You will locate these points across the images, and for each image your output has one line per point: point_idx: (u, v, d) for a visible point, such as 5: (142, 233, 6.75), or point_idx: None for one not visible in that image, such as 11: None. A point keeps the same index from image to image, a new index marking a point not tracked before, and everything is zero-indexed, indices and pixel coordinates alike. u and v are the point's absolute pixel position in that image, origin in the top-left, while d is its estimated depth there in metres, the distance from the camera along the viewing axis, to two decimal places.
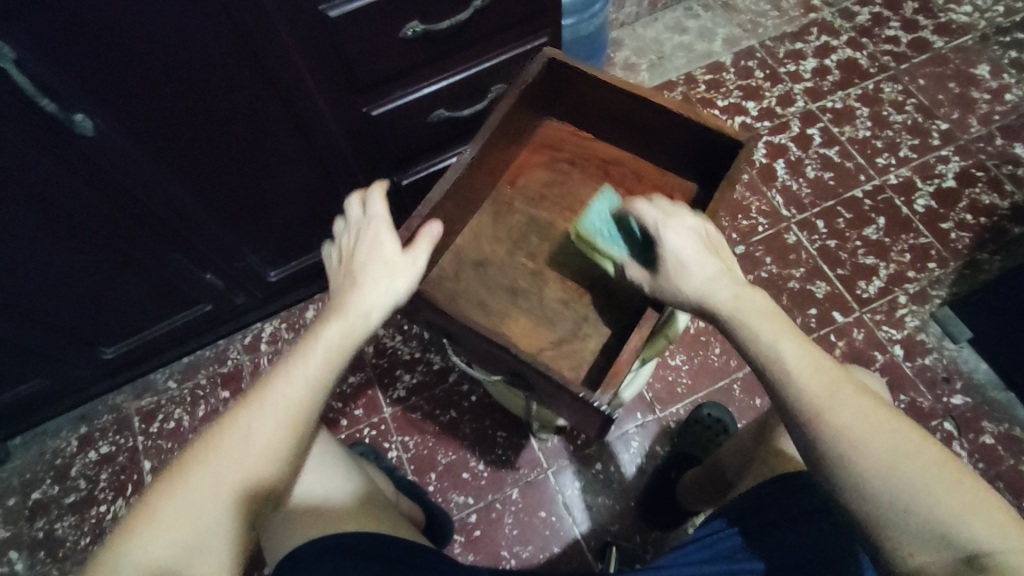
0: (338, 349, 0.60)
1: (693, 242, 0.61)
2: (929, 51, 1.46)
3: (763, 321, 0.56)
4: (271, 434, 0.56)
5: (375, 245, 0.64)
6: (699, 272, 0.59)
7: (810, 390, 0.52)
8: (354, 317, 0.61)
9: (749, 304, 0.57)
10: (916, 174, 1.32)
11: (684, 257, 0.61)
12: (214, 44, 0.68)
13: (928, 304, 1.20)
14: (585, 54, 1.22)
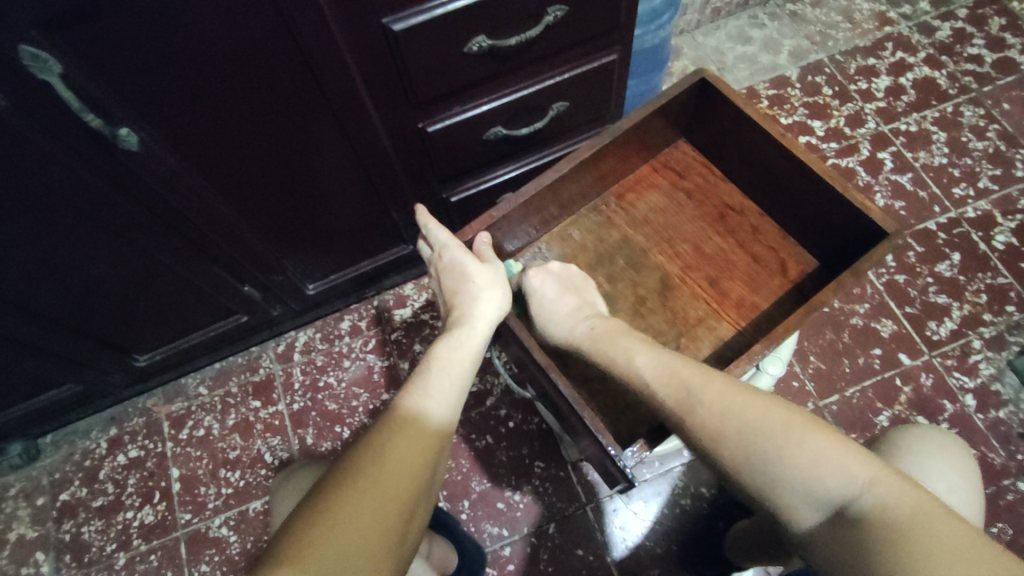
0: (461, 351, 0.65)
1: (555, 290, 0.76)
2: (1015, 73, 1.35)
3: (689, 390, 0.57)
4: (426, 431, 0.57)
5: (456, 268, 0.71)
6: (563, 311, 0.74)
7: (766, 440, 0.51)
8: (468, 328, 0.67)
9: (666, 377, 0.60)
10: (997, 208, 1.22)
11: (543, 298, 0.76)
12: (269, 58, 0.63)
13: (1005, 351, 1.11)
14: (647, 66, 1.15)
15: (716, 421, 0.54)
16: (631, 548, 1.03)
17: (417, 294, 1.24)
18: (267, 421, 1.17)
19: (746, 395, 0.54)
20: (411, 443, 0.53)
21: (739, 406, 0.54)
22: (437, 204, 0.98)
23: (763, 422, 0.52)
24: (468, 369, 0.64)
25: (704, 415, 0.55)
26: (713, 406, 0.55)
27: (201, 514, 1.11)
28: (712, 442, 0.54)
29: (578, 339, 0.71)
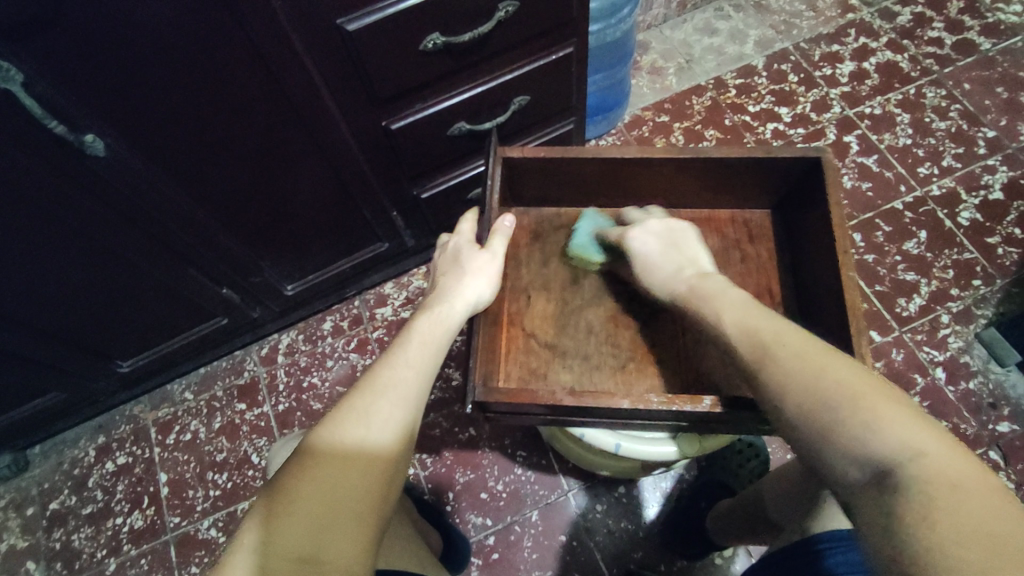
0: (441, 322, 0.62)
1: (656, 244, 0.69)
2: (975, 54, 1.38)
3: (779, 352, 0.49)
4: (386, 409, 0.53)
5: (455, 253, 0.71)
6: (662, 270, 0.66)
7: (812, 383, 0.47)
8: (450, 303, 0.65)
9: (768, 327, 0.52)
10: (961, 185, 1.25)
11: (646, 258, 0.69)
12: (228, 58, 0.65)
13: (973, 324, 1.13)
14: (612, 60, 1.18)
15: (794, 374, 0.47)
16: (612, 532, 1.05)
17: (397, 292, 1.25)
18: (253, 423, 1.18)
19: (827, 367, 0.46)
20: (372, 452, 0.51)
21: (831, 369, 0.46)
22: (409, 201, 1.00)
23: (843, 383, 0.44)
24: (446, 342, 0.61)
25: (800, 373, 0.47)
26: (808, 374, 0.46)
27: (190, 517, 1.12)
28: (782, 394, 0.47)
29: (677, 298, 0.63)
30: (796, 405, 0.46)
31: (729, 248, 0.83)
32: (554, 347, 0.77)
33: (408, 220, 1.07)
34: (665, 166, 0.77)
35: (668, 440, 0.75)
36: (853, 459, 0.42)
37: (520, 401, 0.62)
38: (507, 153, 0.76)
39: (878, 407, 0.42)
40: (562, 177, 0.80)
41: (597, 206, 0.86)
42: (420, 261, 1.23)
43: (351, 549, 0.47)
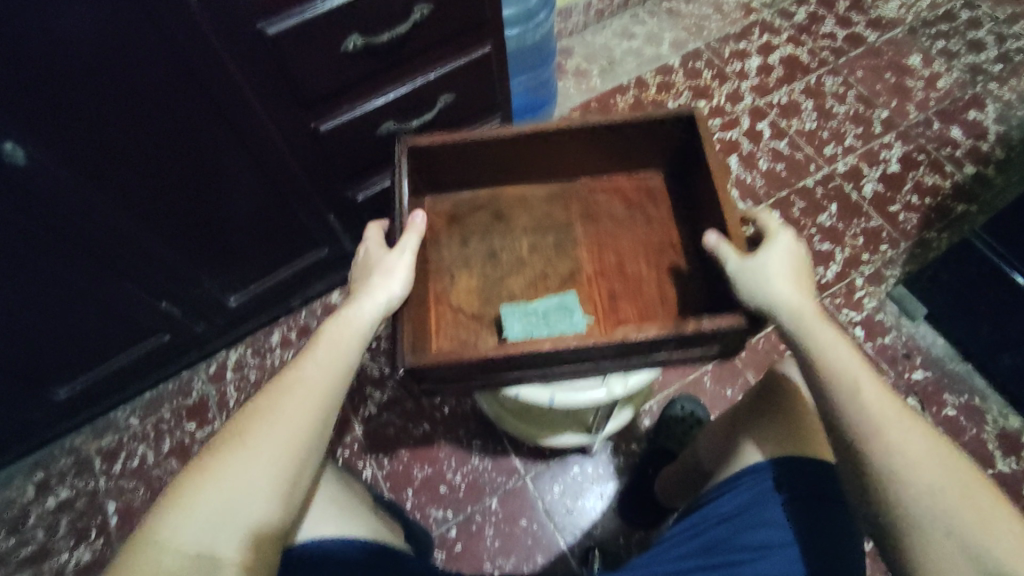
0: (349, 332, 0.62)
1: (792, 266, 0.63)
2: (864, 44, 1.52)
3: (884, 427, 0.53)
4: (286, 423, 0.56)
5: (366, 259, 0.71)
6: (786, 285, 0.62)
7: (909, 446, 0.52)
8: (359, 309, 0.64)
9: (859, 375, 0.56)
10: (862, 161, 1.36)
11: (781, 268, 0.63)
12: (150, 63, 0.67)
13: (883, 285, 1.23)
14: (535, 63, 1.24)
15: (889, 430, 0.52)
16: (572, 510, 1.08)
17: (343, 299, 1.27)
18: (204, 442, 1.16)
19: (940, 463, 0.51)
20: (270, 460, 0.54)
21: (920, 434, 0.52)
22: (346, 203, 1.03)
23: (938, 449, 0.52)
24: (355, 352, 0.62)
25: (904, 434, 0.52)
26: (910, 435, 0.52)
27: None
28: (888, 443, 0.52)
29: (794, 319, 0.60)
30: (901, 465, 0.51)
31: (630, 208, 0.89)
32: (480, 318, 0.82)
33: (347, 224, 1.09)
34: (564, 137, 0.82)
35: (598, 385, 0.76)
36: (928, 519, 0.49)
37: (450, 362, 0.65)
38: (414, 141, 0.79)
39: (955, 472, 0.51)
40: (479, 161, 0.84)
41: (525, 192, 0.90)
42: None
43: (245, 547, 0.52)
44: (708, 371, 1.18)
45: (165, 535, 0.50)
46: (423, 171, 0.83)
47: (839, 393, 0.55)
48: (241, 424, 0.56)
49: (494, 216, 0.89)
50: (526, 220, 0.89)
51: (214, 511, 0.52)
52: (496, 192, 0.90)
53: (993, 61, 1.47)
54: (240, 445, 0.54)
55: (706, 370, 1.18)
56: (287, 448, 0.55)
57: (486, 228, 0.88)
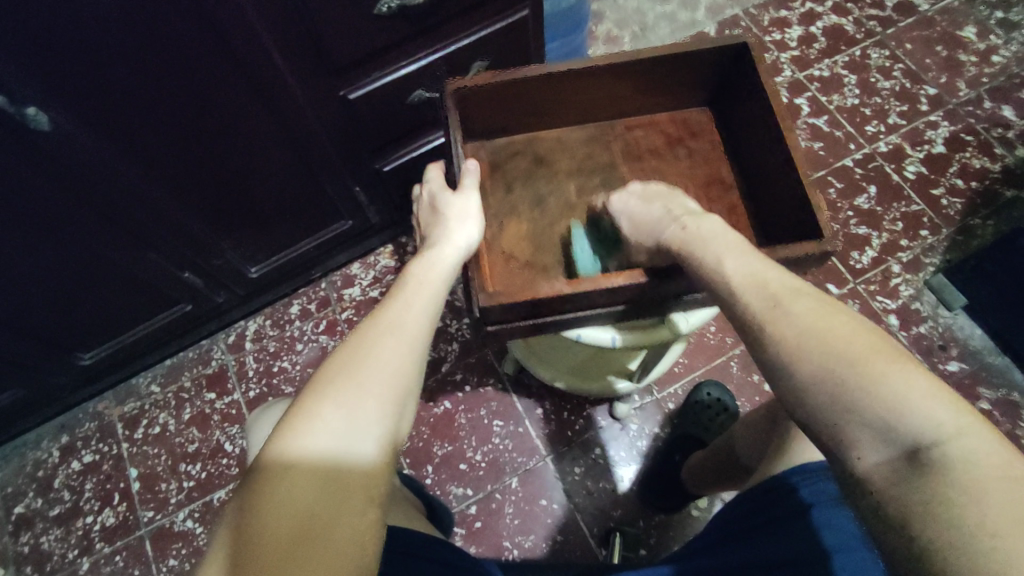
0: (433, 276, 0.58)
1: (637, 207, 0.63)
2: (914, 15, 1.43)
3: (796, 335, 0.43)
4: (384, 366, 0.49)
5: (431, 207, 0.66)
6: (651, 215, 0.60)
7: (821, 340, 0.42)
8: (437, 253, 0.60)
9: (744, 284, 0.48)
10: (906, 140, 1.30)
11: (631, 214, 0.63)
12: (177, 24, 0.63)
13: (922, 273, 1.19)
14: (566, 29, 1.18)
15: (789, 340, 0.44)
16: (592, 492, 1.07)
17: (364, 272, 1.24)
18: (224, 412, 1.16)
19: (871, 349, 0.41)
20: (375, 408, 0.48)
21: (836, 330, 0.43)
22: (371, 174, 1.00)
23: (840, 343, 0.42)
24: (441, 295, 0.57)
25: (805, 338, 0.43)
26: (815, 338, 0.43)
27: (165, 510, 1.10)
28: (791, 358, 0.43)
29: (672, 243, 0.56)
30: (809, 378, 0.42)
31: (673, 145, 0.85)
32: (533, 265, 0.78)
33: (372, 195, 1.06)
34: (603, 76, 0.76)
35: (659, 326, 0.77)
36: (872, 437, 0.39)
37: (524, 299, 0.61)
38: (458, 86, 0.72)
39: (880, 363, 0.40)
40: (539, 99, 0.78)
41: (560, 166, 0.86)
42: (386, 240, 1.22)
43: (358, 507, 0.45)
44: (734, 357, 1.15)
45: (270, 499, 0.43)
46: (481, 107, 0.77)
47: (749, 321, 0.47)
48: (332, 372, 0.49)
49: (533, 160, 0.84)
50: (568, 163, 0.85)
51: (318, 466, 0.44)
52: (550, 139, 0.85)
53: None
54: (336, 393, 0.47)
55: (733, 355, 1.15)
56: (389, 395, 0.49)
57: (528, 173, 0.84)
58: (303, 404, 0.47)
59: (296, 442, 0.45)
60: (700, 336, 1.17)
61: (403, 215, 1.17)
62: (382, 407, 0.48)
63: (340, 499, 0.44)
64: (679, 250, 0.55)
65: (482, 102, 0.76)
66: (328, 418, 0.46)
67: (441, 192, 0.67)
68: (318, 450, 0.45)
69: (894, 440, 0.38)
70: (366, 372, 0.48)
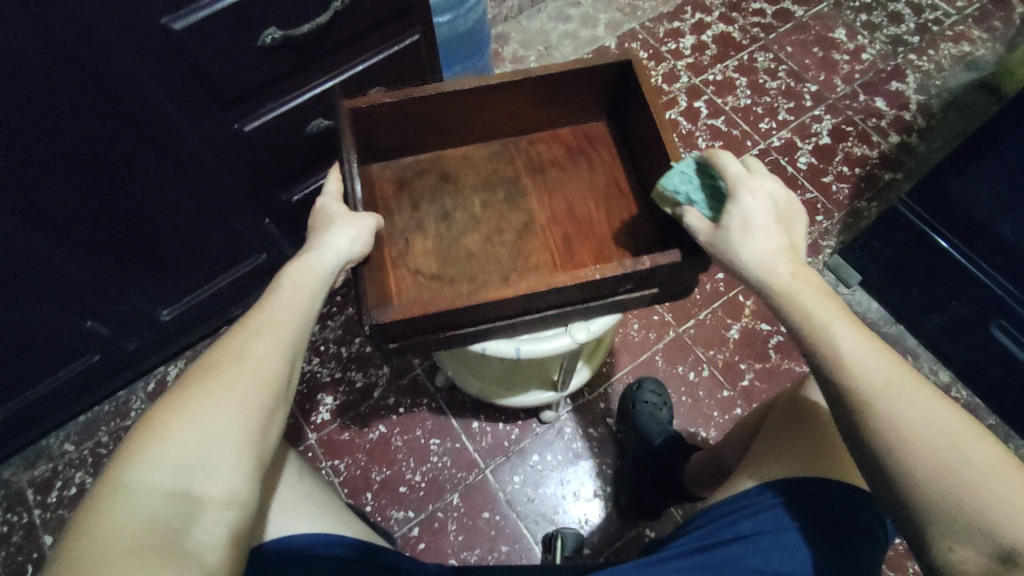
0: (305, 290, 0.58)
1: (768, 217, 0.55)
2: (792, 20, 1.55)
3: (912, 416, 0.47)
4: (241, 383, 0.50)
5: (321, 215, 0.64)
6: (763, 240, 0.54)
7: (937, 436, 0.46)
8: (315, 267, 0.59)
9: (871, 363, 0.49)
10: (795, 135, 1.40)
11: (751, 221, 0.54)
12: (45, 70, 0.62)
13: (821, 255, 1.28)
14: (467, 50, 1.21)
15: (944, 453, 0.45)
16: (535, 499, 1.08)
17: None
18: None
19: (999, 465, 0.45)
20: (231, 421, 0.48)
21: (961, 432, 0.46)
22: (280, 205, 1.00)
23: (959, 441, 0.46)
24: (312, 311, 0.58)
25: (953, 445, 0.46)
26: (975, 469, 0.45)
27: None
28: (908, 437, 0.46)
29: (778, 278, 0.52)
30: (957, 503, 0.44)
31: (574, 155, 0.82)
32: (441, 278, 0.72)
33: (284, 225, 1.05)
34: (499, 92, 0.75)
35: (561, 334, 0.75)
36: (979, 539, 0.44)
37: (417, 315, 0.60)
38: (354, 105, 0.71)
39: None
40: (432, 122, 0.77)
41: None
42: None
43: (209, 522, 0.45)
44: (658, 352, 1.20)
45: (108, 517, 0.42)
46: (371, 134, 0.75)
47: (844, 374, 0.49)
48: (186, 391, 0.49)
49: (440, 177, 0.80)
50: (473, 178, 0.80)
51: (167, 481, 0.45)
52: (456, 156, 0.82)
53: (911, 32, 1.52)
54: (190, 411, 0.47)
55: (656, 350, 1.20)
56: (248, 410, 0.49)
57: (435, 189, 0.79)
58: (148, 427, 0.47)
59: (146, 460, 0.45)
60: (625, 335, 1.21)
61: None
62: (240, 423, 0.49)
63: (185, 516, 0.44)
64: (787, 288, 0.52)
65: (374, 125, 0.74)
66: (180, 439, 0.46)
67: (334, 204, 0.66)
68: (167, 467, 0.45)
69: (995, 546, 0.43)
70: (225, 391, 0.49)
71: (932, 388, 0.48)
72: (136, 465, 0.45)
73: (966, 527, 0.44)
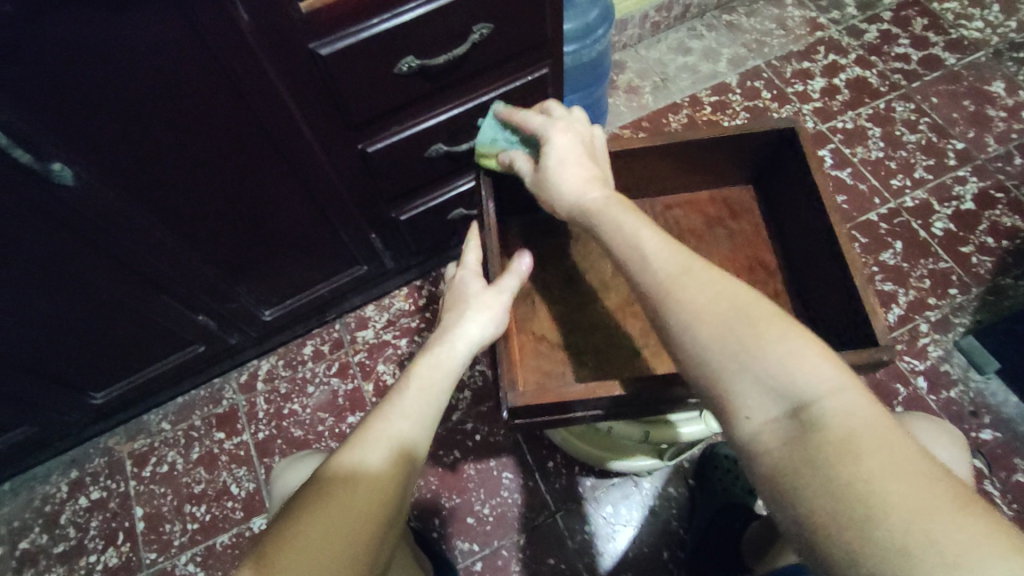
0: (442, 368, 0.59)
1: (574, 150, 0.64)
2: (941, 68, 1.42)
3: (685, 294, 0.48)
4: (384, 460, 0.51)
5: (461, 289, 0.67)
6: (573, 173, 0.62)
7: (711, 313, 0.46)
8: (450, 346, 0.61)
9: (666, 264, 0.50)
10: (933, 196, 1.27)
11: (563, 157, 0.63)
12: (197, 85, 0.65)
13: (951, 333, 1.14)
14: (587, 80, 1.19)
15: (714, 324, 0.46)
16: (604, 554, 1.03)
17: (378, 314, 1.24)
18: (232, 452, 1.16)
19: (792, 338, 0.44)
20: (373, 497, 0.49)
21: (752, 308, 0.46)
22: (388, 222, 1.01)
23: (752, 314, 0.45)
24: (446, 392, 0.59)
25: (718, 313, 0.46)
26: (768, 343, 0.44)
27: (167, 552, 1.09)
28: (691, 319, 0.47)
29: (582, 202, 0.60)
30: (735, 358, 0.44)
31: (713, 225, 0.85)
32: (566, 348, 0.77)
33: (387, 241, 1.06)
34: (646, 155, 0.77)
35: (695, 420, 0.78)
36: (771, 401, 0.43)
37: (546, 402, 0.62)
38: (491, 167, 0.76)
39: (823, 368, 0.43)
40: None
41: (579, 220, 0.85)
42: (402, 282, 1.23)
43: None
44: None
45: None
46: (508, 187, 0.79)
47: (638, 269, 0.52)
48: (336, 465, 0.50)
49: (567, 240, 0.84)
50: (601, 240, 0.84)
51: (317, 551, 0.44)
52: None
53: None
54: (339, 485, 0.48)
55: None
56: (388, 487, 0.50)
57: (560, 251, 0.84)
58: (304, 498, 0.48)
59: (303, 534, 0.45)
60: None
61: (419, 260, 1.18)
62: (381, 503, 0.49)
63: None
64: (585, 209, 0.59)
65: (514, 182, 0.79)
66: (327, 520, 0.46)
67: (473, 278, 0.68)
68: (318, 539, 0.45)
69: (780, 397, 0.42)
70: (340, 490, 0.48)
71: (723, 275, 0.50)
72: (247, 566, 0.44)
73: (744, 382, 0.44)
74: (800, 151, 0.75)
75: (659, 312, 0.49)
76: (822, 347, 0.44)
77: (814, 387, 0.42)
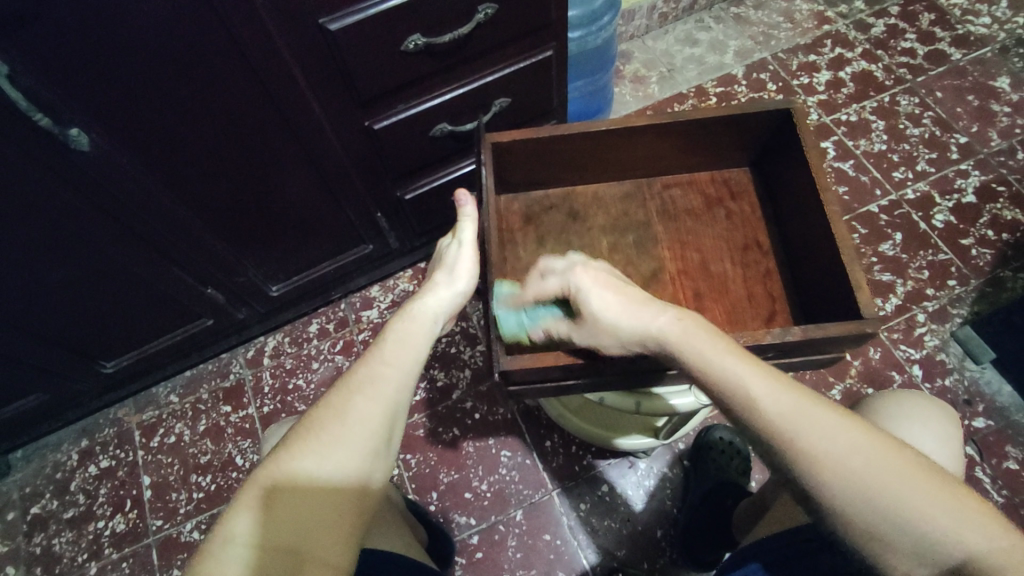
0: (418, 317, 0.61)
1: (611, 290, 0.58)
2: (946, 63, 1.42)
3: (822, 454, 0.44)
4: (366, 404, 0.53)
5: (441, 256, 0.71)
6: (635, 304, 0.55)
7: (854, 472, 0.44)
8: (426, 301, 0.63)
9: (779, 405, 0.46)
10: (934, 189, 1.28)
11: (610, 298, 0.57)
12: (210, 57, 0.67)
13: (948, 324, 1.15)
14: (592, 67, 1.20)
15: (860, 482, 0.43)
16: (597, 530, 1.05)
17: (383, 295, 1.27)
18: (238, 425, 1.18)
19: (930, 487, 0.43)
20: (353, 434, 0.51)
21: (889, 460, 0.44)
22: (393, 202, 1.03)
23: (891, 469, 0.44)
24: (427, 335, 0.60)
25: (859, 472, 0.44)
26: (911, 495, 0.43)
27: (173, 520, 1.12)
28: (837, 478, 0.44)
29: (672, 333, 0.52)
30: (884, 517, 0.43)
31: (712, 206, 0.86)
32: None
33: (392, 220, 1.09)
34: (648, 134, 0.79)
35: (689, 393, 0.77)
36: (916, 552, 0.43)
37: (545, 364, 0.64)
38: (497, 139, 0.76)
39: (964, 515, 0.43)
40: (573, 160, 0.82)
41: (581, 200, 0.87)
42: (406, 263, 1.25)
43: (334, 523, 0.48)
44: None
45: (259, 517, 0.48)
46: (511, 164, 0.81)
47: (756, 421, 0.46)
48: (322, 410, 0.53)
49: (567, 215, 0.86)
50: (603, 219, 0.86)
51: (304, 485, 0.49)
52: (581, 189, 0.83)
53: None
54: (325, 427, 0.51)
55: None
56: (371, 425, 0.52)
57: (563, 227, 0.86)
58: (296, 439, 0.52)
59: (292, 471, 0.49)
60: None
61: (423, 241, 1.20)
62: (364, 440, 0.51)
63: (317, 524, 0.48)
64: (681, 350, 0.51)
65: (519, 159, 0.80)
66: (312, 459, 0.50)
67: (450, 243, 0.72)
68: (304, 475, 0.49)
69: (927, 548, 0.43)
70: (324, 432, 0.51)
71: (839, 413, 0.46)
72: (247, 513, 0.48)
73: (890, 538, 0.43)
74: (797, 133, 0.76)
75: (790, 466, 0.45)
76: (948, 481, 0.44)
77: (966, 540, 0.42)
